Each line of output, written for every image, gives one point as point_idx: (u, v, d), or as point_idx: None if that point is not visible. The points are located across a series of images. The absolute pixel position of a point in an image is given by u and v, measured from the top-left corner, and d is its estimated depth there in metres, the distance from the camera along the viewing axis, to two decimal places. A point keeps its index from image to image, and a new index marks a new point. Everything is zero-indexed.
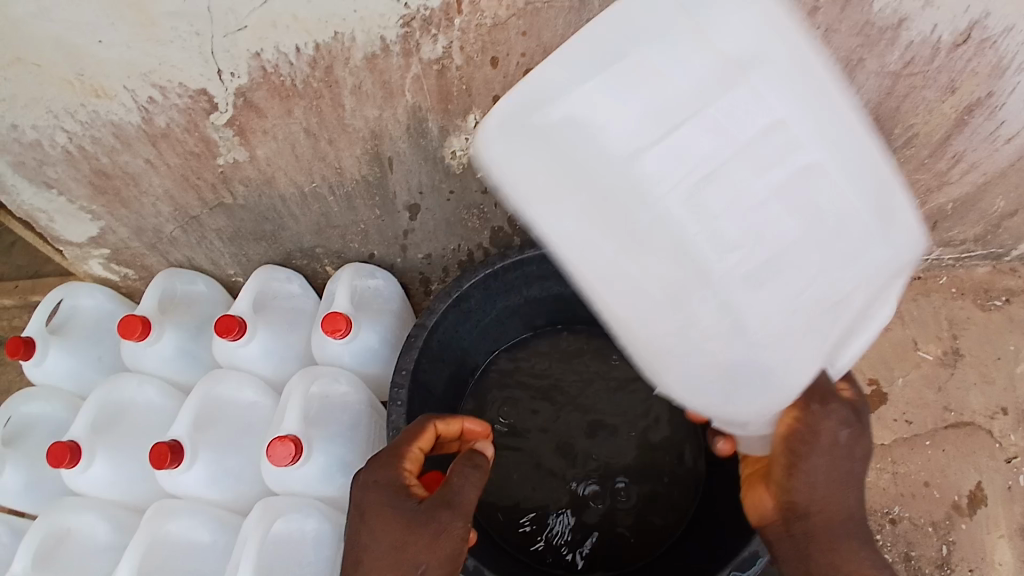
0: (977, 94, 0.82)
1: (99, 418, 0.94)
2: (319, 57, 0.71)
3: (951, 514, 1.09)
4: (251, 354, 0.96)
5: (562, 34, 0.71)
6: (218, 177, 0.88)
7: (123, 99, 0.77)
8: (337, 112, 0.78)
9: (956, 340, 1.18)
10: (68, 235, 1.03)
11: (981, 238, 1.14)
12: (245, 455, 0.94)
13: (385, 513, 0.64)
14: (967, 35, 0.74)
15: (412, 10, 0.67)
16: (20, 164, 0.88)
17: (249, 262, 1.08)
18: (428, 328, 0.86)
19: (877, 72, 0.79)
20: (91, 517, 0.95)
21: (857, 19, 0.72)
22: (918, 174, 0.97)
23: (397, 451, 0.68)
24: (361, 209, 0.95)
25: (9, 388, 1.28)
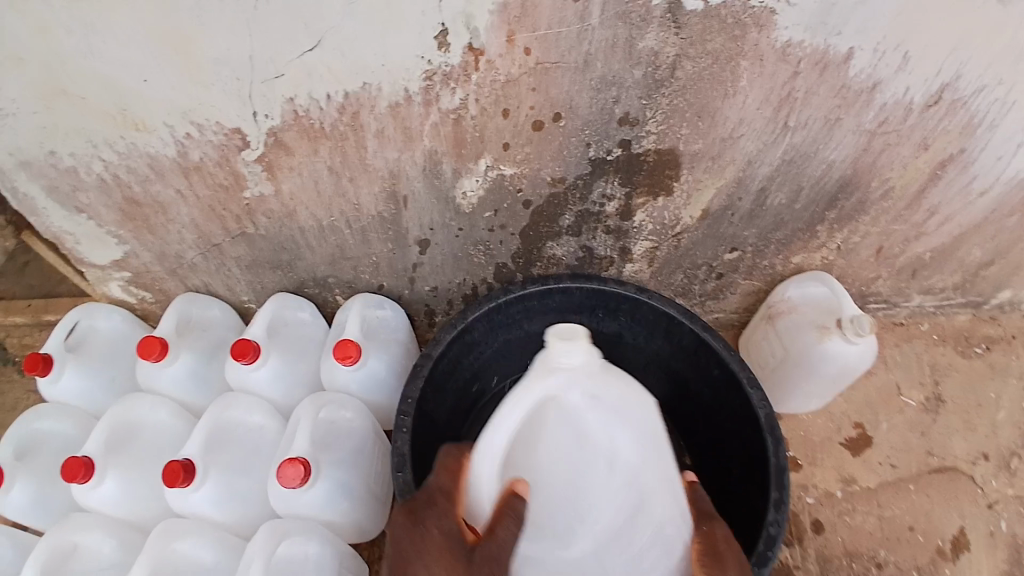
0: (949, 151, 0.90)
1: (111, 436, 0.97)
2: (347, 103, 0.79)
3: (935, 559, 1.11)
4: (263, 378, 1.01)
5: (568, 90, 0.79)
6: (243, 209, 0.95)
7: (162, 134, 0.84)
8: (359, 153, 0.85)
9: (939, 385, 1.23)
10: (92, 256, 1.08)
11: (961, 286, 1.21)
12: (252, 477, 0.97)
13: (438, 543, 0.65)
14: (939, 96, 0.82)
15: (434, 65, 0.75)
16: (55, 188, 0.94)
17: (264, 289, 1.14)
18: (433, 358, 0.91)
19: (855, 129, 0.86)
20: (98, 534, 0.96)
21: (834, 83, 0.80)
22: (896, 224, 1.03)
23: (448, 490, 0.70)
24: (374, 243, 1.02)
25: (14, 404, 1.28)
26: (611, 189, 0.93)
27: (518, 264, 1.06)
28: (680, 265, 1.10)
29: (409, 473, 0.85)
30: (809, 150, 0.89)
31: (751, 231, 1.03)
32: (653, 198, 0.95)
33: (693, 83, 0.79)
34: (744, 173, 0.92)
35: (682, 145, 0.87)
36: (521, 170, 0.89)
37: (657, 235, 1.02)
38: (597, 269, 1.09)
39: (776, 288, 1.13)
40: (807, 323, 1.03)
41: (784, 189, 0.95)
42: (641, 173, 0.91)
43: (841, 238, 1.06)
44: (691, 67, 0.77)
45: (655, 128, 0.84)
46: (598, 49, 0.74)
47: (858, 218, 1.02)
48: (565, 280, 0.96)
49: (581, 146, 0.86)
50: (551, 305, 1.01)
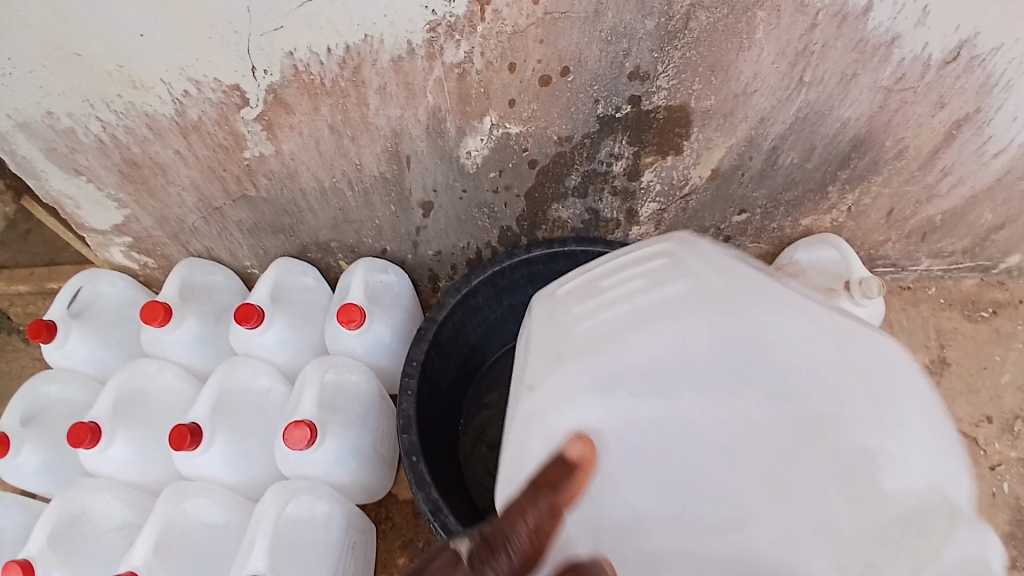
0: (965, 110, 0.87)
1: (118, 401, 0.97)
2: (349, 57, 0.76)
3: None
4: (267, 343, 1.01)
5: (577, 43, 0.76)
6: (243, 170, 0.93)
7: (159, 91, 0.81)
8: (361, 111, 0.83)
9: (944, 349, 1.23)
10: (93, 221, 1.07)
11: (970, 250, 1.19)
12: (260, 440, 0.98)
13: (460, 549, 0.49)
14: (956, 52, 0.79)
15: (438, 16, 0.72)
16: (51, 150, 0.92)
17: (266, 254, 1.12)
18: (437, 323, 0.91)
19: (870, 87, 0.84)
20: (109, 497, 0.98)
21: (850, 37, 0.77)
22: (908, 186, 1.01)
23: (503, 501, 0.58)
24: (377, 205, 1.00)
25: (21, 372, 1.31)
26: (619, 148, 0.91)
27: (523, 227, 1.05)
28: (687, 228, 1.08)
29: (414, 435, 0.85)
30: (823, 107, 0.86)
31: (760, 192, 1.01)
32: (661, 157, 0.93)
33: (706, 35, 0.76)
34: (756, 132, 0.89)
35: (694, 101, 0.84)
36: (527, 128, 0.87)
37: (665, 197, 1.00)
38: (603, 232, 1.08)
39: (783, 251, 1.12)
40: (816, 287, 1.02)
41: (796, 148, 0.93)
42: (650, 131, 0.89)
43: (851, 200, 1.04)
44: (705, 18, 0.74)
45: (667, 83, 0.82)
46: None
47: (870, 179, 1.00)
48: (571, 242, 0.95)
49: (589, 103, 0.84)
50: (556, 270, 1.00)
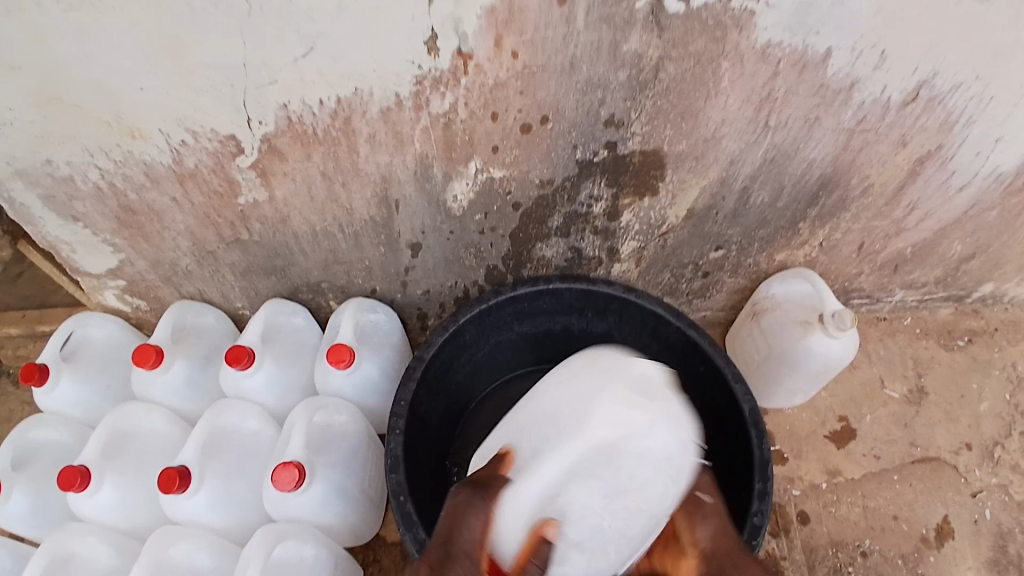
0: (927, 147, 0.93)
1: (106, 445, 0.97)
2: (340, 108, 0.81)
3: (919, 547, 1.13)
4: (257, 384, 1.02)
5: (555, 93, 0.81)
6: (237, 215, 0.96)
7: (157, 141, 0.85)
8: (352, 158, 0.87)
9: (922, 378, 1.26)
10: (87, 265, 1.09)
11: (943, 280, 1.24)
12: (248, 482, 0.98)
13: None
14: (915, 93, 0.85)
15: (424, 70, 0.77)
16: (49, 197, 0.95)
17: (258, 295, 1.15)
18: (426, 360, 0.93)
19: (834, 128, 0.89)
20: (96, 542, 0.97)
21: (814, 82, 0.83)
22: (876, 221, 1.07)
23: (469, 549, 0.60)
24: (367, 247, 1.03)
25: (9, 415, 1.27)
26: (598, 190, 0.96)
27: (509, 266, 1.08)
28: (667, 264, 1.12)
29: (402, 475, 0.86)
30: (790, 149, 0.92)
31: (734, 230, 1.05)
32: (639, 198, 0.97)
33: (676, 85, 0.81)
34: (727, 172, 0.94)
35: (667, 145, 0.89)
36: (510, 173, 0.91)
37: (644, 235, 1.04)
38: (586, 270, 1.12)
39: (759, 287, 1.16)
40: (791, 319, 1.06)
41: (766, 188, 0.98)
42: (627, 173, 0.93)
43: (822, 236, 1.09)
44: (674, 68, 0.79)
45: (641, 129, 0.87)
46: (583, 53, 0.77)
47: (839, 215, 1.05)
48: (554, 281, 0.98)
49: (568, 148, 0.89)
50: (540, 307, 1.03)
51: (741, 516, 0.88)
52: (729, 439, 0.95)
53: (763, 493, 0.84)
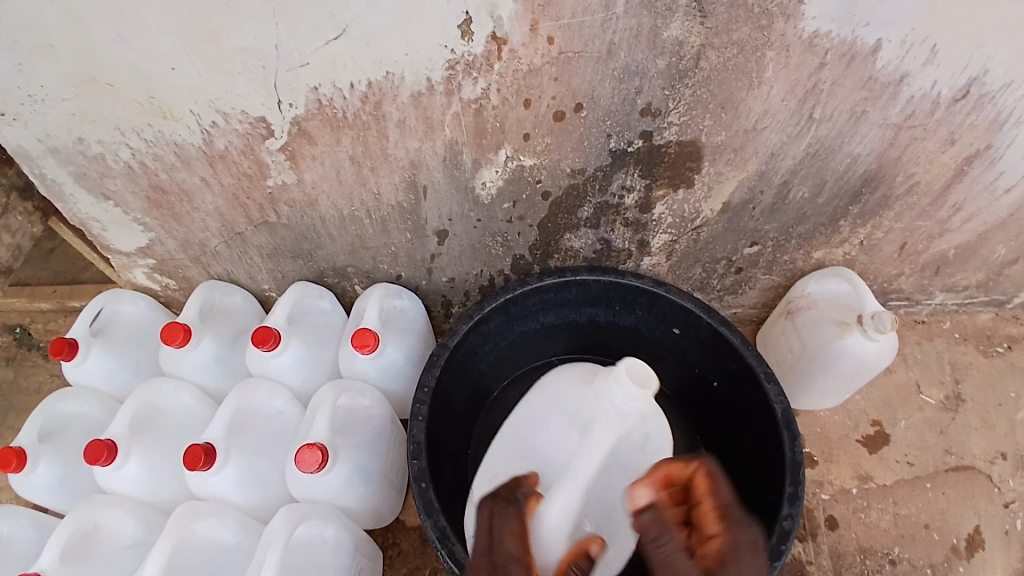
0: (975, 147, 0.88)
1: (136, 420, 0.99)
2: (370, 93, 0.79)
3: (950, 558, 1.10)
4: (282, 365, 1.02)
5: (590, 80, 0.79)
6: (266, 197, 0.96)
7: (188, 121, 0.85)
8: (381, 143, 0.86)
9: (960, 384, 1.22)
10: (119, 243, 1.10)
11: (984, 284, 1.19)
12: (271, 462, 0.99)
13: None
14: (965, 90, 0.80)
15: (458, 55, 0.75)
16: (83, 175, 0.95)
17: (284, 278, 1.15)
18: (450, 348, 0.92)
19: (879, 123, 0.85)
20: (123, 516, 0.98)
21: (860, 75, 0.79)
22: (920, 220, 1.02)
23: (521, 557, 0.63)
24: (393, 232, 1.02)
25: (40, 388, 1.31)
26: (631, 181, 0.93)
27: (536, 256, 1.07)
28: (698, 259, 1.09)
29: (424, 461, 0.85)
30: (833, 143, 0.88)
31: (772, 225, 1.02)
32: (673, 190, 0.94)
33: (716, 74, 0.78)
34: (767, 166, 0.91)
35: (704, 136, 0.86)
36: (541, 161, 0.89)
37: (676, 229, 1.02)
38: (615, 262, 1.09)
39: (795, 284, 1.13)
40: (826, 318, 1.02)
41: (806, 183, 0.94)
42: (661, 165, 0.90)
43: (863, 234, 1.04)
44: (715, 57, 0.76)
45: (678, 119, 0.84)
46: (622, 39, 0.74)
47: (882, 213, 1.00)
48: (582, 272, 0.96)
49: (601, 137, 0.86)
50: (567, 298, 1.01)
51: (769, 520, 0.85)
52: (757, 442, 0.93)
53: (794, 497, 0.81)
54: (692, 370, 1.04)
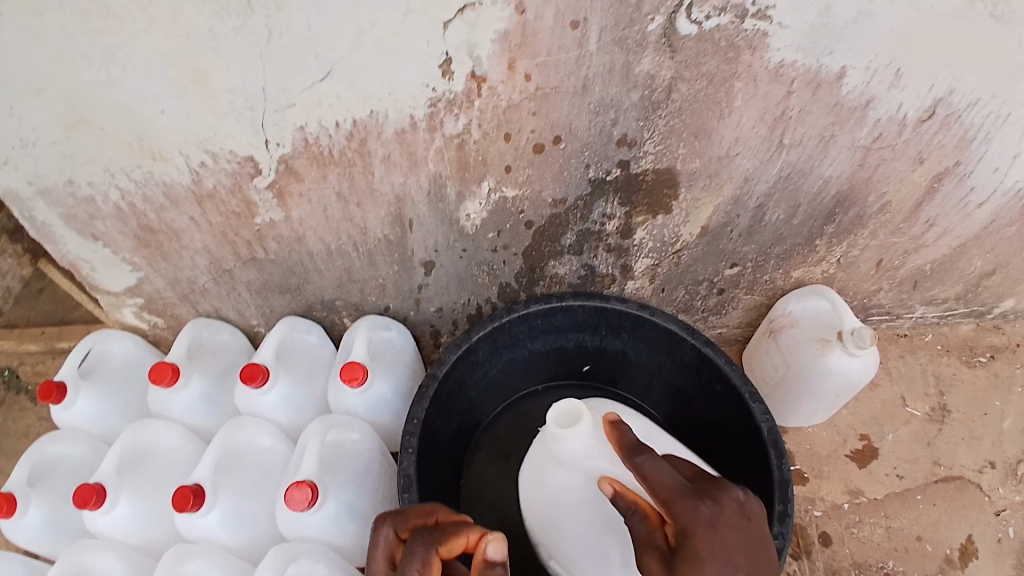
0: (945, 164, 0.92)
1: (124, 461, 0.98)
2: (356, 130, 0.82)
3: (943, 568, 1.11)
4: (270, 401, 1.02)
5: (568, 114, 0.82)
6: (254, 234, 0.97)
7: (177, 162, 0.87)
8: (367, 178, 0.88)
9: (944, 396, 1.24)
10: (106, 283, 1.10)
11: (963, 296, 1.22)
12: (260, 499, 0.98)
13: None
14: (932, 111, 0.84)
15: (439, 93, 0.78)
16: (72, 217, 0.96)
17: (272, 313, 1.16)
18: (439, 377, 0.93)
19: (849, 146, 0.89)
20: (112, 559, 0.97)
21: (828, 101, 0.82)
22: (895, 237, 1.05)
23: None
24: (381, 265, 1.04)
25: (25, 432, 1.29)
26: (611, 209, 0.96)
27: (522, 284, 1.08)
28: (681, 282, 1.11)
29: (414, 495, 0.86)
30: (804, 167, 0.91)
31: (750, 247, 1.04)
32: (652, 216, 0.97)
33: (689, 104, 0.82)
34: (742, 190, 0.94)
35: (680, 163, 0.89)
36: (523, 192, 0.91)
37: (657, 253, 1.04)
38: (599, 287, 1.11)
39: (777, 303, 1.15)
40: (808, 336, 1.04)
41: (781, 205, 0.97)
42: (639, 192, 0.93)
43: (840, 252, 1.08)
44: (686, 89, 0.80)
45: (654, 148, 0.87)
46: (596, 74, 0.77)
47: (856, 232, 1.03)
48: (567, 298, 0.98)
49: (581, 168, 0.89)
50: (553, 324, 1.02)
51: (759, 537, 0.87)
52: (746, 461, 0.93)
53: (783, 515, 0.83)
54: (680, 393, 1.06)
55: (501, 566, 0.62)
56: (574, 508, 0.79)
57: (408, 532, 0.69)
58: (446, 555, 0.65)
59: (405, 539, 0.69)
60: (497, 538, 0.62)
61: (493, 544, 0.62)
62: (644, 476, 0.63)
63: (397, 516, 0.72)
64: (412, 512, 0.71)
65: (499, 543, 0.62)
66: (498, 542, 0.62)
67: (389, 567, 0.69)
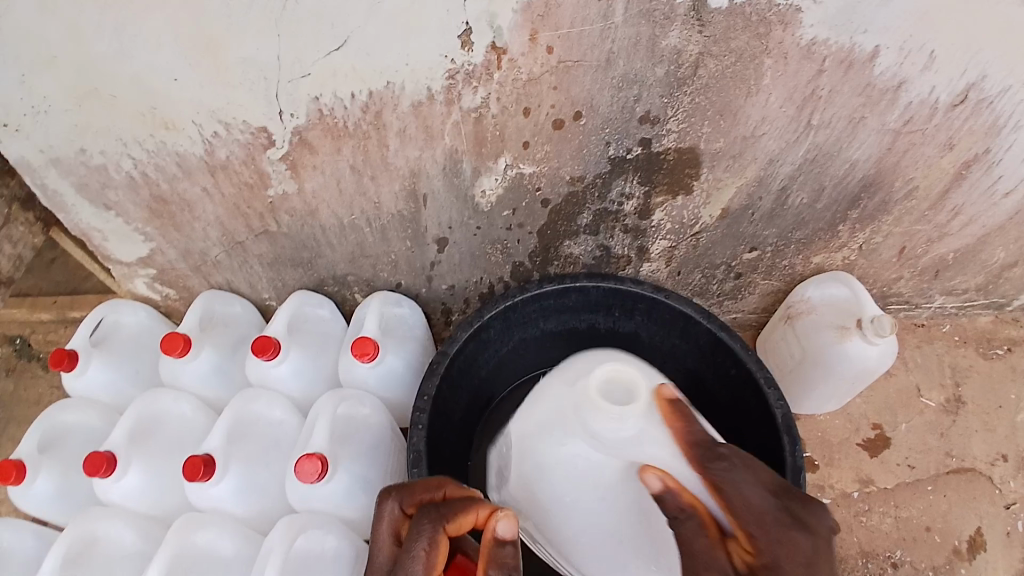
0: (974, 151, 0.89)
1: (135, 430, 0.98)
2: (371, 102, 0.80)
3: (951, 559, 1.10)
4: (281, 374, 1.02)
5: (589, 89, 0.79)
6: (266, 207, 0.96)
7: (190, 132, 0.85)
8: (381, 152, 0.86)
9: (960, 387, 1.22)
10: (119, 253, 1.10)
11: (985, 287, 1.19)
12: (270, 471, 0.98)
13: None
14: (964, 95, 0.81)
15: (457, 65, 0.76)
16: (84, 185, 0.95)
17: (284, 286, 1.15)
18: (450, 355, 0.92)
19: (878, 129, 0.86)
20: (121, 526, 0.98)
21: (858, 82, 0.79)
22: (919, 225, 1.03)
23: None
24: (393, 241, 1.02)
25: (39, 399, 1.31)
26: (630, 188, 0.93)
27: (535, 263, 1.07)
28: (698, 265, 1.09)
29: (424, 469, 0.85)
30: (831, 149, 0.88)
31: (770, 231, 1.02)
32: (672, 197, 0.95)
33: (715, 82, 0.79)
34: (765, 172, 0.91)
35: (703, 143, 0.87)
36: (540, 169, 0.89)
37: (675, 235, 1.02)
38: (614, 268, 1.09)
39: (795, 289, 1.13)
40: (825, 323, 1.02)
41: (805, 189, 0.94)
42: (660, 172, 0.91)
43: (862, 238, 1.05)
44: (713, 66, 0.77)
45: (676, 126, 0.84)
46: (621, 47, 0.75)
47: (880, 218, 1.01)
48: (582, 278, 0.97)
49: (600, 145, 0.87)
50: (567, 304, 1.01)
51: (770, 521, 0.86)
52: (758, 445, 0.93)
53: None
54: (693, 376, 1.04)
55: (511, 545, 0.62)
56: (576, 490, 0.77)
57: (416, 508, 0.69)
58: (454, 532, 0.65)
59: (412, 515, 0.69)
60: (508, 516, 0.62)
61: (504, 522, 0.62)
62: (725, 487, 0.63)
63: (401, 490, 0.71)
64: (417, 486, 0.71)
65: (510, 522, 0.62)
66: (508, 520, 0.62)
67: (395, 542, 0.68)
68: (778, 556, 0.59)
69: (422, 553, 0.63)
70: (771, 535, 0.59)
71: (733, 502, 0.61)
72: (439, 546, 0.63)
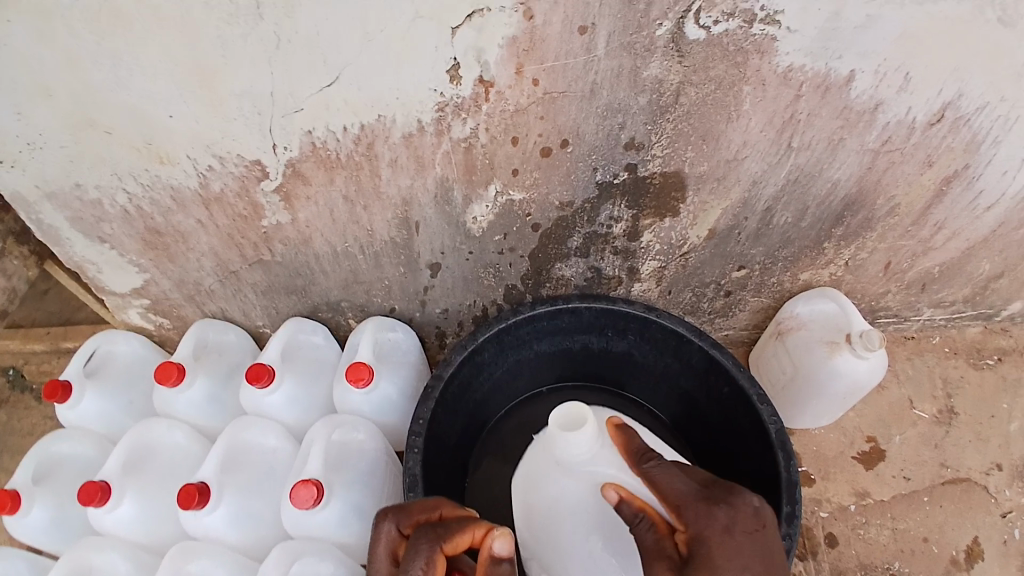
0: (954, 167, 0.91)
1: (130, 459, 0.98)
2: (363, 134, 0.82)
3: (950, 570, 1.10)
4: (277, 402, 1.02)
5: (575, 118, 0.81)
6: (260, 237, 0.97)
7: (184, 166, 0.87)
8: (373, 181, 0.88)
9: (951, 399, 1.23)
10: (113, 285, 1.11)
11: (971, 299, 1.21)
12: (265, 498, 0.98)
13: None
14: (941, 114, 0.84)
15: (446, 97, 0.78)
16: (79, 219, 0.96)
17: (278, 314, 1.15)
18: (444, 379, 0.93)
19: (858, 149, 0.88)
20: (117, 556, 0.97)
21: (836, 104, 0.82)
22: (903, 240, 1.05)
23: None
24: (386, 267, 1.04)
25: (32, 431, 1.30)
26: (618, 211, 0.95)
27: (528, 285, 1.08)
28: (688, 284, 1.11)
29: (420, 493, 0.85)
30: (814, 169, 0.90)
31: (758, 249, 1.04)
32: (660, 219, 0.97)
33: (697, 109, 0.81)
34: (750, 193, 0.93)
35: (688, 167, 0.89)
36: (530, 195, 0.91)
37: (664, 255, 1.04)
38: (605, 289, 1.11)
39: (784, 305, 1.14)
40: (816, 338, 1.04)
41: (789, 209, 0.97)
42: (647, 195, 0.93)
43: (848, 254, 1.07)
44: (695, 93, 0.79)
45: (661, 151, 0.86)
46: (604, 78, 0.77)
47: (865, 234, 1.03)
48: (573, 300, 0.98)
49: (588, 170, 0.89)
50: (559, 326, 1.02)
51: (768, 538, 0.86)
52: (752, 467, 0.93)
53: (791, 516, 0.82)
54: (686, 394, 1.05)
55: (508, 562, 0.62)
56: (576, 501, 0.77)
57: (413, 528, 0.69)
58: (452, 551, 0.65)
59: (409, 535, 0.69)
60: (505, 534, 0.62)
61: (501, 541, 0.62)
62: (655, 482, 0.66)
63: (399, 510, 0.71)
64: (415, 507, 0.71)
65: (507, 540, 0.62)
66: (506, 539, 0.62)
67: (393, 563, 0.68)
68: (710, 544, 0.57)
69: (420, 574, 0.63)
70: (701, 525, 0.59)
71: (671, 497, 0.63)
72: (437, 567, 0.64)
